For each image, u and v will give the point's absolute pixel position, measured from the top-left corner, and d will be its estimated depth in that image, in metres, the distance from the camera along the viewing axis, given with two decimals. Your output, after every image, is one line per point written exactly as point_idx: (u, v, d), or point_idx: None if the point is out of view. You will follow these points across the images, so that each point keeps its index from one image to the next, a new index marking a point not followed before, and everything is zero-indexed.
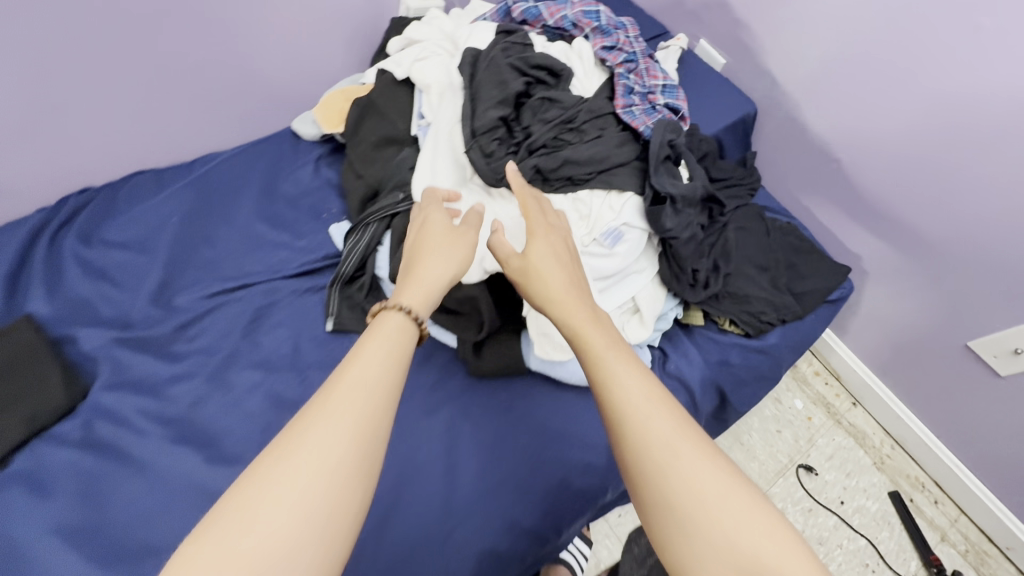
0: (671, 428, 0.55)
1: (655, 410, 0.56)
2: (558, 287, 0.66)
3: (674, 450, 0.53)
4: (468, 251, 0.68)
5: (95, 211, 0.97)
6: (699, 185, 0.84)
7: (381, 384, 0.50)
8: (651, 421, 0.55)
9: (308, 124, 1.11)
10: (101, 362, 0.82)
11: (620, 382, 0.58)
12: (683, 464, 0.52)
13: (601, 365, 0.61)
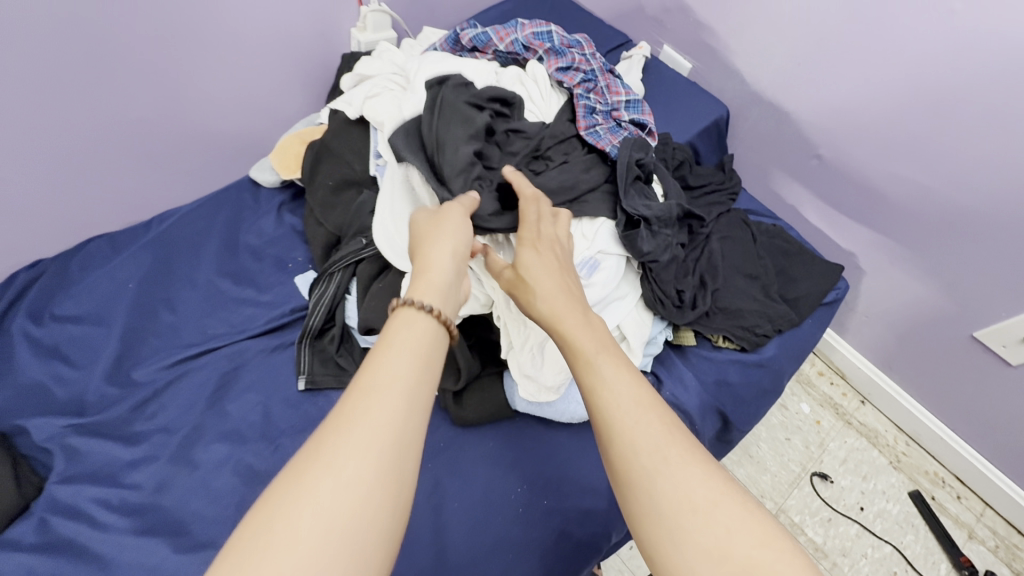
0: (679, 458, 0.48)
1: (660, 438, 0.50)
2: (547, 293, 0.63)
3: (684, 485, 0.46)
4: (462, 246, 0.62)
5: (47, 283, 0.92)
6: (673, 203, 0.80)
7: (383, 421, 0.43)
8: (659, 453, 0.49)
9: (266, 171, 1.06)
10: (56, 451, 0.77)
11: (607, 386, 0.54)
12: (674, 474, 0.47)
13: (590, 369, 0.56)
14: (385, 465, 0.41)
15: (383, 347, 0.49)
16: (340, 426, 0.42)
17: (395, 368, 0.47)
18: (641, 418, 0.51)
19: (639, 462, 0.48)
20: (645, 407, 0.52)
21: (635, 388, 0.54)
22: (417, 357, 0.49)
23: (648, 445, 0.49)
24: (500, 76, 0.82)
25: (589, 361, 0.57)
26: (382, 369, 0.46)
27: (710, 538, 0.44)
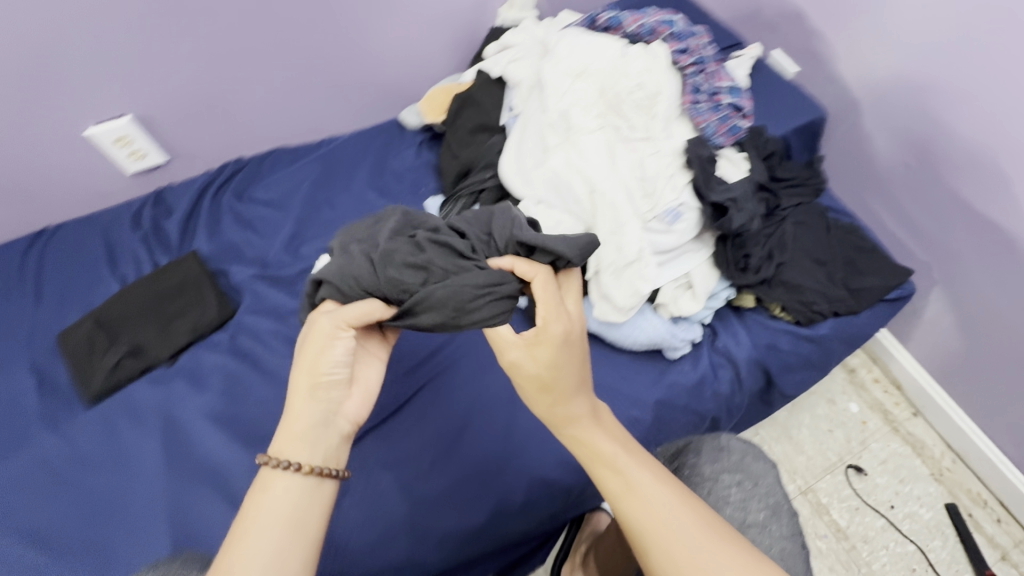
0: (674, 518, 0.58)
1: (656, 507, 0.59)
2: (566, 406, 0.64)
3: (678, 543, 0.56)
4: (330, 388, 0.63)
5: (246, 174, 1.22)
6: (750, 181, 0.91)
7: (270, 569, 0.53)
8: (691, 551, 0.56)
9: (412, 115, 1.28)
10: (245, 290, 1.03)
11: (636, 493, 0.60)
12: (704, 560, 0.55)
13: (617, 475, 0.62)
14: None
15: (256, 497, 0.58)
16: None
17: (263, 522, 0.56)
18: (638, 494, 0.60)
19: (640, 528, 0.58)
20: (637, 488, 0.60)
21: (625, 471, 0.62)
22: (289, 488, 0.58)
23: (647, 509, 0.59)
24: (626, 54, 0.95)
25: (614, 462, 0.62)
26: (257, 526, 0.55)
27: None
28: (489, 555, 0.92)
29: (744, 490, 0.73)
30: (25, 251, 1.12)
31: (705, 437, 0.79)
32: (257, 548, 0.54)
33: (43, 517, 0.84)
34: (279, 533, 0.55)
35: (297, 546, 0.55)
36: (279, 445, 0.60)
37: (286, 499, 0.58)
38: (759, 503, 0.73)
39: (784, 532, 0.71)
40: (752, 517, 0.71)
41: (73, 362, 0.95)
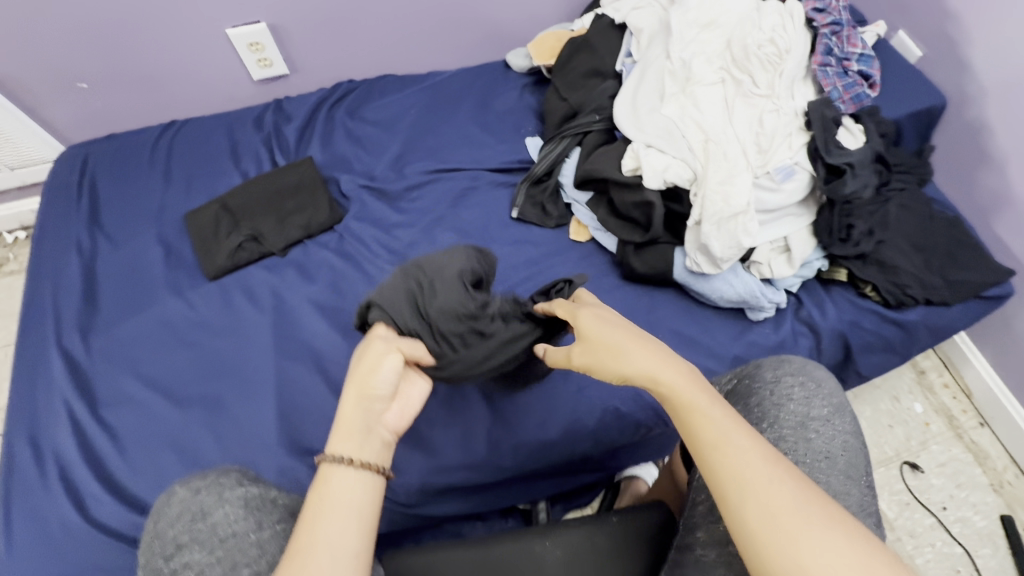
0: (739, 447, 0.53)
1: (720, 437, 0.53)
2: (643, 353, 0.60)
3: (746, 468, 0.51)
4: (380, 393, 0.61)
5: (359, 94, 1.27)
6: (871, 148, 0.89)
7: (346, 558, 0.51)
8: (797, 514, 0.48)
9: (520, 58, 1.29)
10: (354, 200, 1.11)
11: (732, 440, 0.53)
12: (814, 528, 0.47)
13: (707, 420, 0.55)
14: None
15: (317, 493, 0.55)
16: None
17: (327, 513, 0.53)
18: (699, 426, 0.55)
19: (703, 453, 0.54)
20: (702, 415, 0.55)
21: (686, 398, 0.57)
22: (351, 482, 0.55)
23: (712, 436, 0.54)
24: (761, 8, 0.94)
25: (704, 411, 0.55)
26: (315, 519, 0.53)
27: (766, 519, 0.49)
28: (552, 473, 0.97)
29: (808, 390, 0.70)
30: (156, 137, 1.20)
31: (764, 357, 0.77)
32: (319, 535, 0.52)
33: (166, 370, 0.94)
34: (341, 521, 0.53)
35: (356, 529, 0.53)
36: (333, 443, 0.57)
37: (349, 486, 0.55)
38: (823, 401, 0.70)
39: (848, 428, 0.69)
40: (817, 413, 0.69)
41: (199, 239, 1.04)
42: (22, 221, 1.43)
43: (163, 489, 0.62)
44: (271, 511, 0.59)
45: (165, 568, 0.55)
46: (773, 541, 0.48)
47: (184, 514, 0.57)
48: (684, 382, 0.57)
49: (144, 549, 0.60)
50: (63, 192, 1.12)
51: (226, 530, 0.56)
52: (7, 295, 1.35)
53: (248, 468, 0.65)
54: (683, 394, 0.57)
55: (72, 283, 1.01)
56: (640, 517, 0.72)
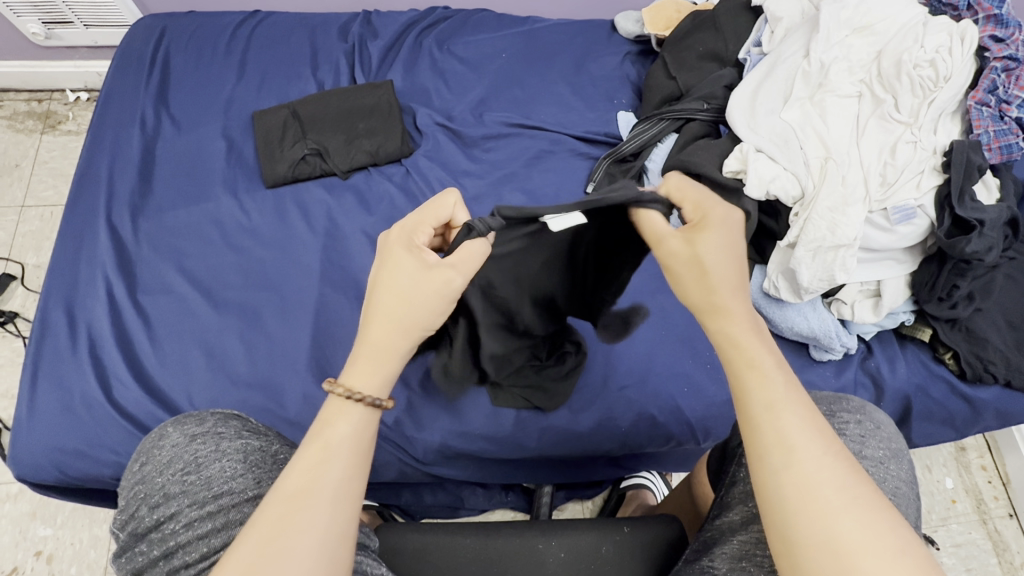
0: (794, 416, 0.48)
1: (775, 399, 0.49)
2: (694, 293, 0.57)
3: (779, 421, 0.48)
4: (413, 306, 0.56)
5: (452, 23, 1.17)
6: (1004, 210, 0.81)
7: (347, 488, 0.49)
8: (816, 473, 0.46)
9: (629, 21, 1.16)
10: (427, 137, 1.04)
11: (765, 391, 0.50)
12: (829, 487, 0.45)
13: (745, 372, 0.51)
14: (324, 542, 0.46)
15: (334, 428, 0.51)
16: (281, 521, 0.46)
17: (333, 451, 0.50)
18: (751, 381, 0.51)
19: (752, 408, 0.50)
20: (761, 371, 0.51)
21: (746, 350, 0.53)
22: (354, 424, 0.52)
23: (766, 396, 0.49)
24: (927, 24, 0.84)
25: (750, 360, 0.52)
26: (325, 456, 0.50)
27: (801, 493, 0.45)
28: (569, 461, 0.94)
29: (863, 428, 0.60)
30: (236, 25, 1.13)
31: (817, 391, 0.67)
32: (324, 478, 0.48)
33: (209, 269, 0.91)
34: (345, 462, 0.50)
35: (354, 469, 0.50)
36: (358, 377, 0.54)
37: (356, 429, 0.52)
38: (880, 444, 0.59)
39: (903, 475, 0.58)
40: (870, 453, 0.58)
41: (263, 143, 0.99)
42: (87, 83, 1.40)
43: (157, 430, 0.62)
44: (271, 469, 0.58)
45: (150, 516, 0.54)
46: (803, 516, 0.44)
47: (177, 462, 0.57)
48: (750, 337, 0.53)
49: (126, 490, 0.59)
50: (135, 63, 1.07)
51: (220, 485, 0.55)
52: (61, 154, 1.34)
53: (248, 419, 0.64)
54: (744, 343, 0.53)
55: (130, 159, 0.98)
56: (648, 526, 0.66)
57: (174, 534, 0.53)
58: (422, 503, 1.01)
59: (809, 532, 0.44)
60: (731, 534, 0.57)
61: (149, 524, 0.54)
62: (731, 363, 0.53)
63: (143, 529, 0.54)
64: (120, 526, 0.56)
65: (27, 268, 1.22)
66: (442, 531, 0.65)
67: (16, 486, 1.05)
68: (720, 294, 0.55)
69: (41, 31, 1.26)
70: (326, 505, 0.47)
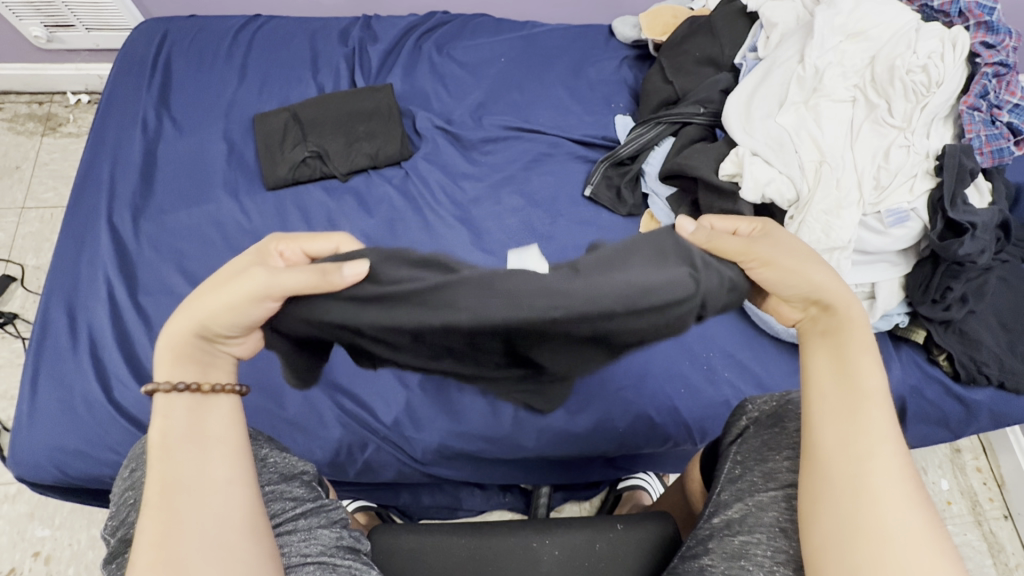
0: (878, 407, 0.52)
1: (867, 397, 0.53)
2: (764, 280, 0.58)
3: (861, 407, 0.52)
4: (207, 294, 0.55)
5: (451, 27, 1.18)
6: (997, 213, 0.82)
7: (213, 478, 0.51)
8: (868, 458, 0.50)
9: (627, 26, 1.17)
10: (426, 140, 1.05)
11: (853, 375, 0.54)
12: (879, 473, 0.49)
13: (838, 356, 0.56)
14: (203, 530, 0.48)
15: (156, 425, 0.52)
16: (163, 528, 0.47)
17: (178, 448, 0.51)
18: (849, 367, 0.55)
19: (833, 388, 0.54)
20: (861, 361, 0.55)
21: (852, 339, 0.56)
22: (188, 412, 0.53)
23: (860, 384, 0.53)
24: (920, 30, 0.85)
25: (850, 347, 0.56)
26: (167, 455, 0.50)
27: (858, 469, 0.50)
28: (566, 462, 0.95)
29: None
30: (237, 28, 1.14)
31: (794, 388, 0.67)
32: (178, 474, 0.50)
33: (209, 270, 0.92)
34: (190, 452, 0.51)
35: (223, 455, 0.52)
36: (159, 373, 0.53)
37: (188, 418, 0.53)
38: None
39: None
40: None
41: (263, 146, 1.00)
42: (87, 85, 1.41)
43: (146, 437, 0.63)
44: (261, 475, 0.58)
45: (139, 522, 0.55)
46: (869, 503, 0.48)
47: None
48: (859, 331, 0.56)
49: (116, 496, 0.59)
50: (137, 65, 1.08)
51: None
52: (62, 155, 1.34)
53: None
54: (851, 335, 0.56)
55: (131, 161, 0.99)
56: (639, 524, 0.66)
57: None
58: (420, 504, 1.02)
59: (874, 520, 0.48)
60: (732, 533, 0.57)
61: (138, 530, 0.54)
62: (832, 349, 0.56)
63: (133, 536, 0.55)
64: (110, 533, 0.56)
65: (27, 269, 1.23)
66: (440, 530, 0.65)
67: (14, 487, 1.05)
68: (835, 293, 0.56)
69: (43, 35, 1.27)
70: (192, 500, 0.49)
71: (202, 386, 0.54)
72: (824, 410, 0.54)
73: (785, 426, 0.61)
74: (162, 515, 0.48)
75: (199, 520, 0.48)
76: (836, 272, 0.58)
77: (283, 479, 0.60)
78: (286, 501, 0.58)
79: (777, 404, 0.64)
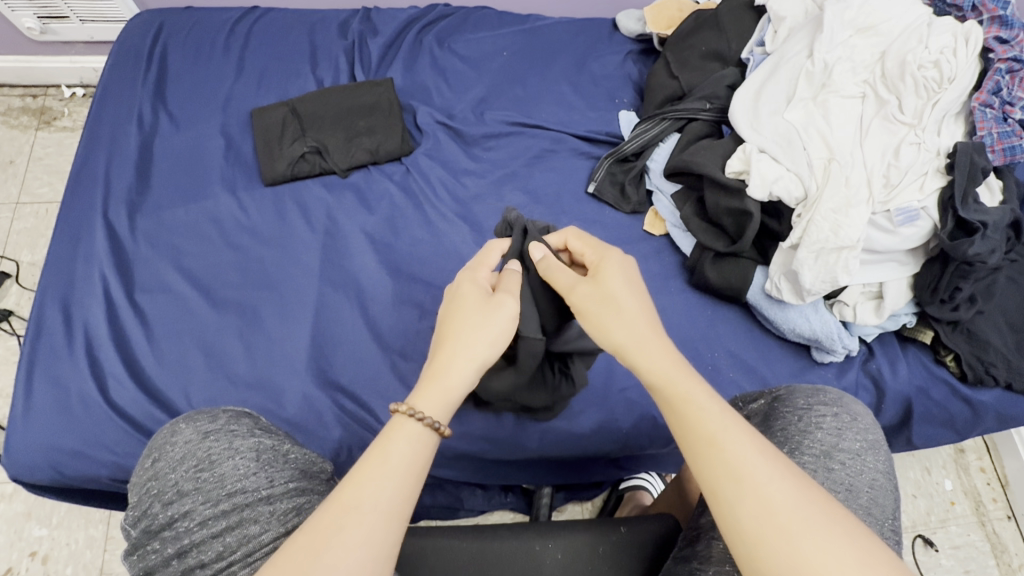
0: (736, 438, 0.47)
1: (685, 392, 0.51)
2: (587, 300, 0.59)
3: (725, 447, 0.47)
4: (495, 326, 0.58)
5: (453, 21, 1.16)
6: (1009, 212, 0.81)
7: (394, 507, 0.46)
8: (767, 506, 0.44)
9: (631, 20, 1.15)
10: (427, 135, 1.03)
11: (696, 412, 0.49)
12: (783, 515, 0.43)
13: (674, 398, 0.51)
14: (358, 556, 0.43)
15: (392, 441, 0.50)
16: (329, 531, 0.44)
17: (386, 468, 0.48)
18: (682, 412, 0.50)
19: (690, 439, 0.49)
20: (692, 399, 0.50)
21: (673, 381, 0.52)
22: (412, 443, 0.50)
23: (704, 425, 0.48)
24: (932, 25, 0.84)
25: (675, 387, 0.51)
26: (380, 471, 0.48)
27: (765, 517, 0.43)
28: (568, 463, 0.94)
29: (841, 421, 0.60)
30: (235, 21, 1.12)
31: (795, 385, 0.67)
32: (372, 493, 0.46)
33: (207, 268, 0.90)
34: (395, 481, 0.47)
35: (404, 493, 0.48)
36: (422, 397, 0.52)
37: (413, 447, 0.50)
38: (857, 436, 0.59)
39: (880, 467, 0.58)
40: (847, 445, 0.58)
41: (261, 141, 0.99)
42: (82, 79, 1.39)
43: (169, 425, 0.61)
44: (283, 468, 0.57)
45: (162, 514, 0.53)
46: (743, 497, 0.44)
47: (189, 460, 0.56)
48: (671, 367, 0.52)
49: (137, 486, 0.58)
50: (132, 58, 1.06)
51: (233, 484, 0.54)
52: (57, 150, 1.32)
53: (259, 418, 0.64)
54: (669, 376, 0.52)
55: (126, 157, 0.97)
56: (643, 525, 0.65)
57: (188, 533, 0.52)
58: (421, 503, 1.01)
59: (749, 514, 0.44)
60: (717, 534, 0.57)
61: (163, 521, 0.53)
62: (664, 397, 0.51)
63: (156, 527, 0.53)
64: (131, 524, 0.55)
65: (23, 265, 1.21)
66: (441, 533, 0.64)
67: (10, 486, 1.04)
68: (636, 332, 0.55)
69: (37, 26, 1.25)
70: (368, 521, 0.45)
71: (444, 428, 0.52)
72: (702, 467, 0.47)
73: (767, 427, 0.61)
74: (341, 520, 0.44)
75: (361, 543, 0.44)
76: (622, 313, 0.56)
77: (303, 475, 0.58)
78: (312, 494, 0.56)
79: (767, 401, 0.65)
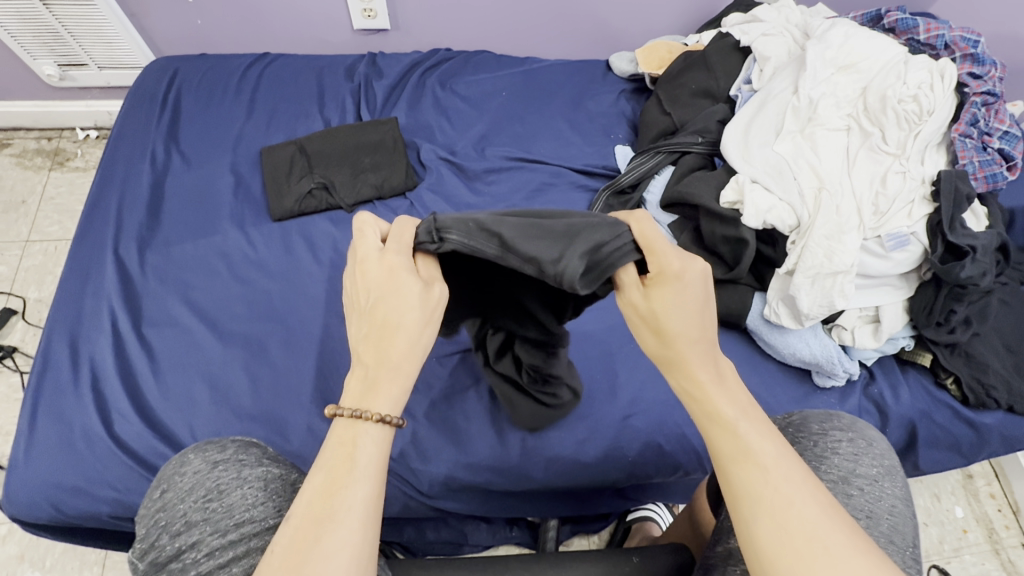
0: (766, 458, 0.47)
1: (721, 411, 0.50)
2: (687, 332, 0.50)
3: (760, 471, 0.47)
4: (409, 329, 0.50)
5: (454, 64, 1.21)
6: (996, 236, 0.83)
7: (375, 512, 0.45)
8: (791, 522, 0.44)
9: (624, 61, 1.21)
10: (430, 171, 1.07)
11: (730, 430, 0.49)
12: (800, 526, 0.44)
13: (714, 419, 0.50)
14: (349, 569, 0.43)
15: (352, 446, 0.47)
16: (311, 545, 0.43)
17: (361, 470, 0.46)
18: (722, 431, 0.49)
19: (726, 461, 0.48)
20: (727, 421, 0.49)
21: (714, 401, 0.50)
22: (378, 447, 0.48)
23: (742, 444, 0.48)
24: (909, 62, 0.88)
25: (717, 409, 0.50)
26: (349, 475, 0.46)
27: (789, 532, 0.44)
28: (575, 493, 0.93)
29: (856, 446, 0.60)
30: (246, 66, 1.18)
31: (806, 410, 0.67)
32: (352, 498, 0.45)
33: (215, 301, 0.92)
34: (372, 481, 0.46)
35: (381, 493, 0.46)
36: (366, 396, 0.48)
37: (377, 450, 0.48)
38: (872, 461, 0.59)
39: (898, 492, 0.58)
40: (863, 471, 0.58)
41: (269, 178, 1.02)
42: (96, 122, 1.43)
43: (177, 457, 0.61)
44: (291, 497, 0.57)
45: (171, 545, 0.53)
46: (766, 519, 0.45)
47: (198, 490, 0.56)
48: (714, 387, 0.51)
49: (143, 519, 0.57)
50: (147, 102, 1.11)
51: (242, 513, 0.53)
52: (68, 190, 1.36)
53: (268, 447, 0.63)
54: (713, 393, 0.51)
55: (139, 195, 1.00)
56: (656, 555, 0.64)
57: (196, 563, 0.51)
58: (424, 540, 0.99)
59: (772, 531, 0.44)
60: (732, 564, 0.56)
61: (171, 552, 0.52)
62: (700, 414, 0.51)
63: (164, 558, 0.52)
64: (138, 556, 0.54)
65: (29, 302, 1.22)
66: (450, 567, 0.64)
67: (5, 527, 1.02)
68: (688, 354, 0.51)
69: (56, 73, 1.30)
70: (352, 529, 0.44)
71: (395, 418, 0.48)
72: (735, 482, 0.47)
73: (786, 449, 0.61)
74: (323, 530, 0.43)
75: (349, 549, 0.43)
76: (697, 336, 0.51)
77: None
78: None
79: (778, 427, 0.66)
